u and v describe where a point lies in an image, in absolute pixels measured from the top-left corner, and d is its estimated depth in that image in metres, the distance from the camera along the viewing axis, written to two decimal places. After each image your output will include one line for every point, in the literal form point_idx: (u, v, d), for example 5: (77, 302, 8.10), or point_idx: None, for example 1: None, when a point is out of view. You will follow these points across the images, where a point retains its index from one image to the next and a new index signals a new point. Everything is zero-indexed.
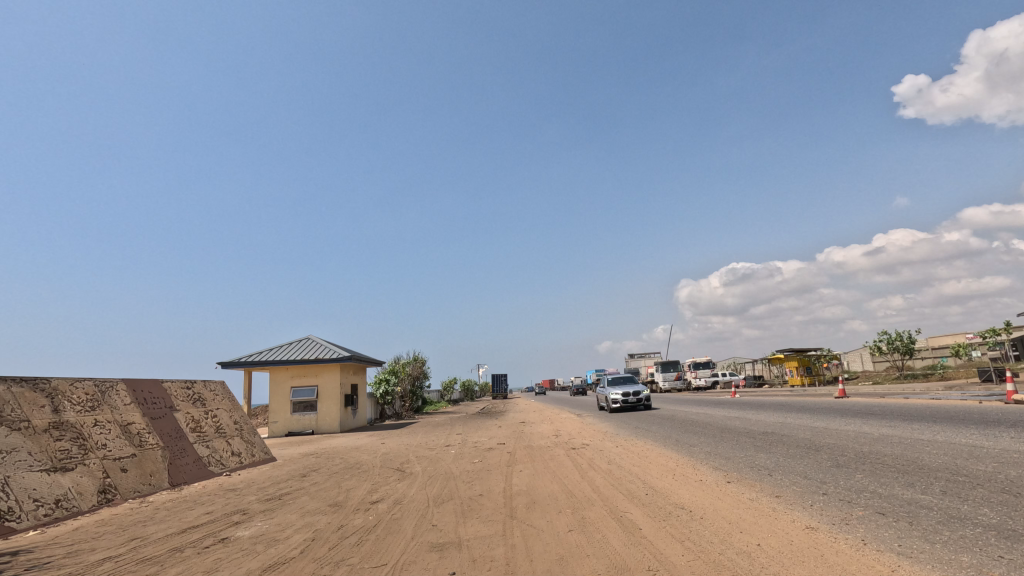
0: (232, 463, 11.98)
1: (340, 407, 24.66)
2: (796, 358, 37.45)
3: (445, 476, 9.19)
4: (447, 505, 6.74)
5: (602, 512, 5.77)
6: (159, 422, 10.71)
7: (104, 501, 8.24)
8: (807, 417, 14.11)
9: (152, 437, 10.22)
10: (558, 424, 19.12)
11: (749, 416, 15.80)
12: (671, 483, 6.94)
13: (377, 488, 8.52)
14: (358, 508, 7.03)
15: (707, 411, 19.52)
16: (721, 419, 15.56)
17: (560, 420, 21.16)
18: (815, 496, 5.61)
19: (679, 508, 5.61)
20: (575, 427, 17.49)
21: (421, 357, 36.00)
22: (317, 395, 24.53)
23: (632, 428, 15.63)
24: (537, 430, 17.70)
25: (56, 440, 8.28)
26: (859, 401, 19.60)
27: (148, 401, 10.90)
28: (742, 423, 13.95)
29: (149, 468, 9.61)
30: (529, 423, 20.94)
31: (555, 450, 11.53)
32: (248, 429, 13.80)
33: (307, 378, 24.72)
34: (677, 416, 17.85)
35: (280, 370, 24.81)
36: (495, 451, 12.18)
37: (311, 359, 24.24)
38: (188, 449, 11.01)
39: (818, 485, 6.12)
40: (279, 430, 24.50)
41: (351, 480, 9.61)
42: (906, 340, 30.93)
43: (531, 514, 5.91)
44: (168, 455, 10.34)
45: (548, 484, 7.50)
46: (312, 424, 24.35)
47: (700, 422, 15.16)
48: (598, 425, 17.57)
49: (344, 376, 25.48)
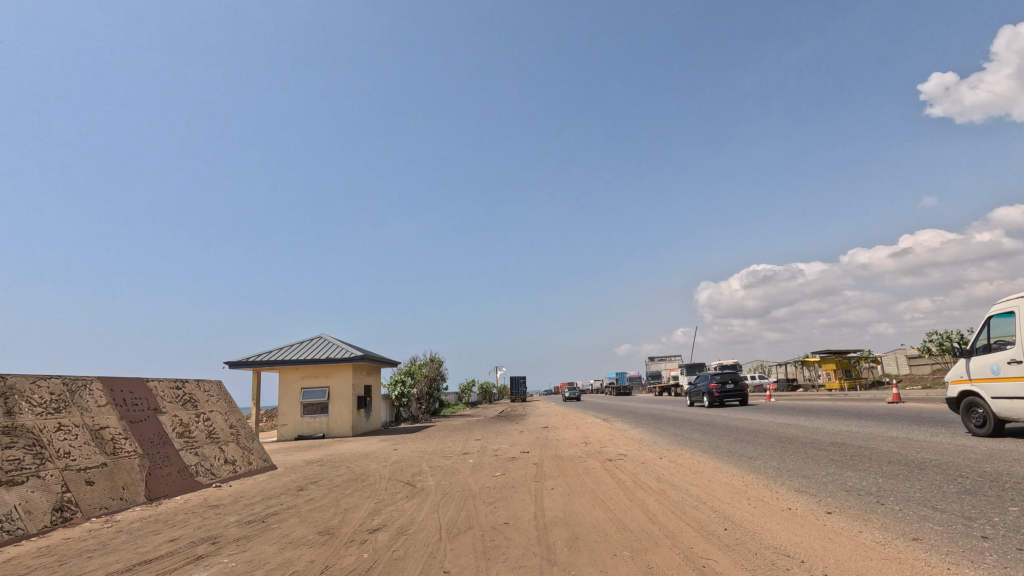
0: (223, 474, 10.68)
1: (352, 409, 23.41)
2: (834, 360, 35.26)
3: (461, 494, 7.69)
4: (465, 539, 5.26)
5: (673, 558, 4.23)
6: (140, 426, 9.45)
7: (59, 522, 6.97)
8: (874, 424, 12.37)
9: (129, 444, 8.95)
10: (586, 430, 17.60)
11: (805, 423, 14.04)
12: (752, 515, 5.35)
13: (379, 510, 7.06)
14: (352, 540, 5.59)
15: (750, 417, 17.72)
16: (771, 426, 13.89)
17: (587, 426, 19.63)
18: (976, 543, 4.02)
19: (781, 556, 4.04)
20: (605, 434, 15.86)
21: (438, 359, 34.66)
22: (328, 397, 23.33)
23: (670, 435, 14.05)
24: (563, 436, 16.22)
25: (5, 449, 7.03)
26: (919, 406, 17.71)
27: (128, 402, 9.64)
28: (801, 431, 12.18)
29: (122, 480, 8.33)
30: (553, 428, 19.46)
31: (589, 461, 10.04)
32: (245, 434, 12.51)
33: (318, 378, 23.56)
34: (719, 423, 16.04)
35: (290, 369, 23.70)
36: (519, 461, 10.71)
37: (322, 359, 23.07)
38: (172, 457, 9.73)
39: (967, 522, 4.51)
40: (289, 433, 23.34)
41: (352, 497, 8.18)
42: (957, 340, 28.72)
43: (576, 558, 4.41)
44: (147, 464, 9.06)
45: (589, 511, 5.95)
46: (323, 427, 23.17)
47: (746, 429, 13.54)
48: (630, 432, 16.02)
49: (357, 377, 24.28)
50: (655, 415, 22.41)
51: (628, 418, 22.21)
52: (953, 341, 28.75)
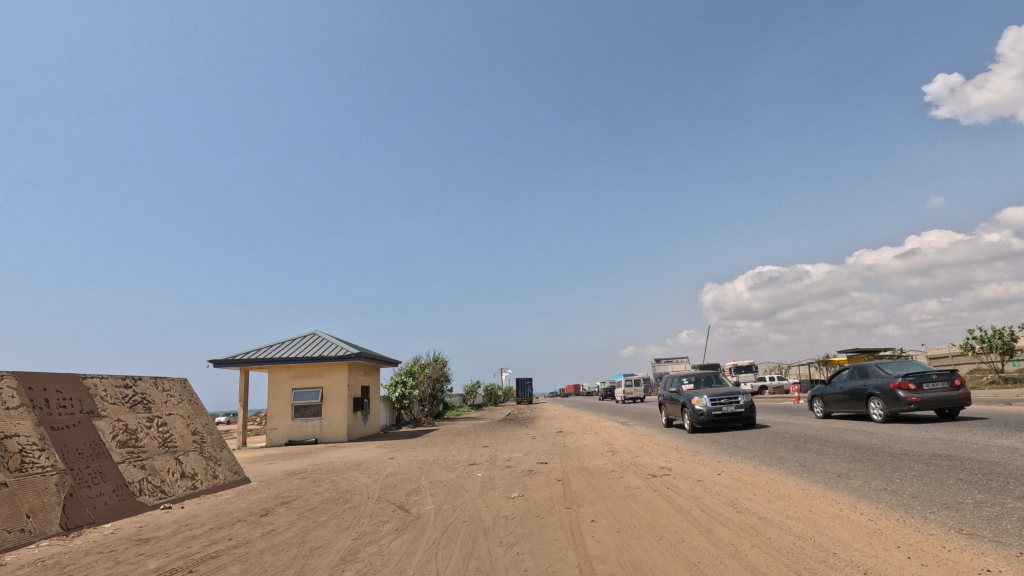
0: (176, 492, 8.73)
1: (347, 412, 21.47)
2: (863, 360, 32.95)
3: (469, 528, 5.71)
4: None
5: None
6: (64, 434, 7.52)
7: None
8: (963, 430, 10.28)
9: (45, 457, 7.02)
10: (607, 436, 15.64)
11: (868, 428, 12.06)
12: None
13: (353, 554, 5.08)
14: None
15: (793, 420, 15.65)
16: (828, 432, 11.84)
17: (606, 431, 17.62)
18: None
19: None
20: (630, 440, 13.89)
21: (442, 358, 32.65)
22: (322, 399, 21.44)
23: (711, 442, 12.01)
24: (583, 443, 14.22)
25: None
26: (986, 408, 15.60)
27: (51, 404, 7.71)
28: (875, 439, 10.14)
29: (27, 507, 6.41)
30: (569, 433, 17.45)
31: (627, 477, 8.07)
32: (212, 442, 10.59)
33: (311, 378, 21.66)
34: (762, 428, 14.00)
35: (280, 369, 21.81)
36: (539, 477, 8.71)
37: (314, 357, 21.14)
38: (107, 472, 7.79)
39: None
40: (279, 438, 21.38)
41: (325, 529, 6.23)
42: (1005, 338, 26.45)
43: None
44: (69, 483, 7.13)
45: (660, 567, 3.95)
46: (316, 432, 21.26)
47: (802, 437, 11.48)
48: (659, 439, 14.03)
49: (354, 377, 22.33)
50: None
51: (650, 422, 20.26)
52: (1000, 339, 26.52)
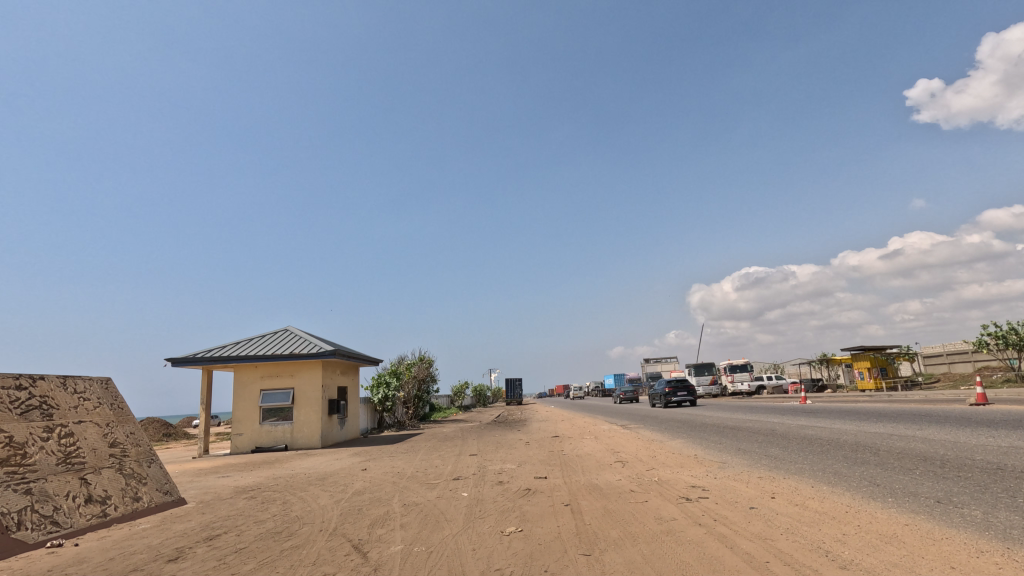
0: (75, 523, 6.81)
1: (321, 415, 19.51)
2: (868, 359, 31.48)
3: None
4: None
5: None
6: None
7: None
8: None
9: None
10: (609, 442, 13.90)
11: (914, 433, 10.47)
12: None
13: None
14: None
15: (817, 423, 14.00)
16: (872, 439, 10.16)
17: (606, 435, 15.86)
18: None
19: None
20: (639, 448, 12.14)
21: (427, 358, 30.70)
22: (292, 401, 19.47)
23: (736, 450, 10.33)
24: (584, 451, 12.45)
25: None
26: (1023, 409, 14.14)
27: None
28: (936, 447, 8.49)
29: None
30: (565, 439, 15.68)
31: (654, 501, 6.32)
32: (138, 456, 8.64)
33: (281, 377, 19.68)
34: (786, 432, 12.30)
35: (246, 368, 19.79)
36: (541, 499, 6.92)
37: (283, 355, 19.15)
38: None
39: None
40: (246, 444, 19.36)
41: None
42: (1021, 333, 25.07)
43: None
44: None
45: None
46: (286, 436, 19.28)
47: (842, 444, 9.81)
48: (670, 446, 12.30)
49: (329, 377, 20.39)
50: (684, 420, 18.66)
51: (653, 425, 18.58)
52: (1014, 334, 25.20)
